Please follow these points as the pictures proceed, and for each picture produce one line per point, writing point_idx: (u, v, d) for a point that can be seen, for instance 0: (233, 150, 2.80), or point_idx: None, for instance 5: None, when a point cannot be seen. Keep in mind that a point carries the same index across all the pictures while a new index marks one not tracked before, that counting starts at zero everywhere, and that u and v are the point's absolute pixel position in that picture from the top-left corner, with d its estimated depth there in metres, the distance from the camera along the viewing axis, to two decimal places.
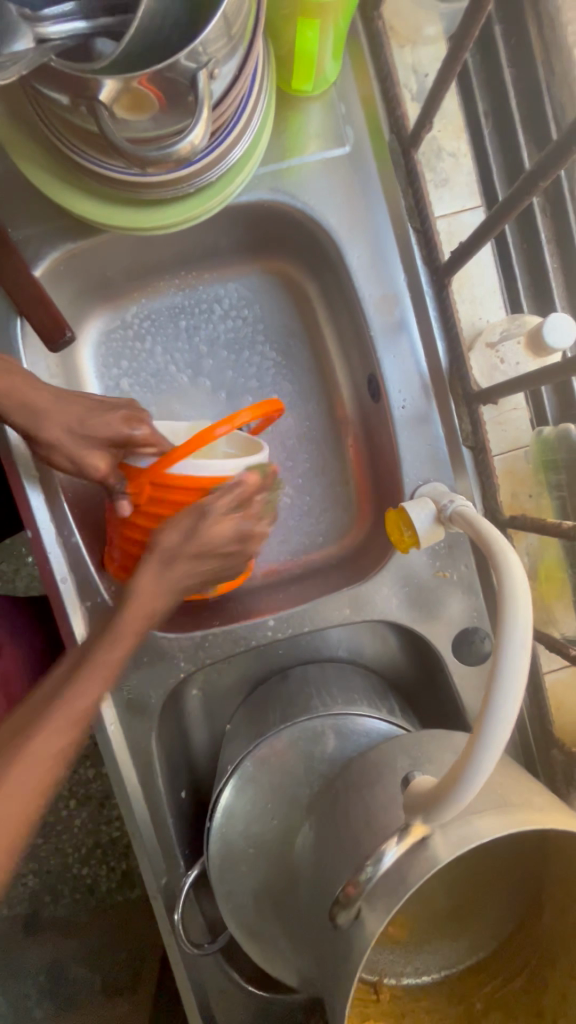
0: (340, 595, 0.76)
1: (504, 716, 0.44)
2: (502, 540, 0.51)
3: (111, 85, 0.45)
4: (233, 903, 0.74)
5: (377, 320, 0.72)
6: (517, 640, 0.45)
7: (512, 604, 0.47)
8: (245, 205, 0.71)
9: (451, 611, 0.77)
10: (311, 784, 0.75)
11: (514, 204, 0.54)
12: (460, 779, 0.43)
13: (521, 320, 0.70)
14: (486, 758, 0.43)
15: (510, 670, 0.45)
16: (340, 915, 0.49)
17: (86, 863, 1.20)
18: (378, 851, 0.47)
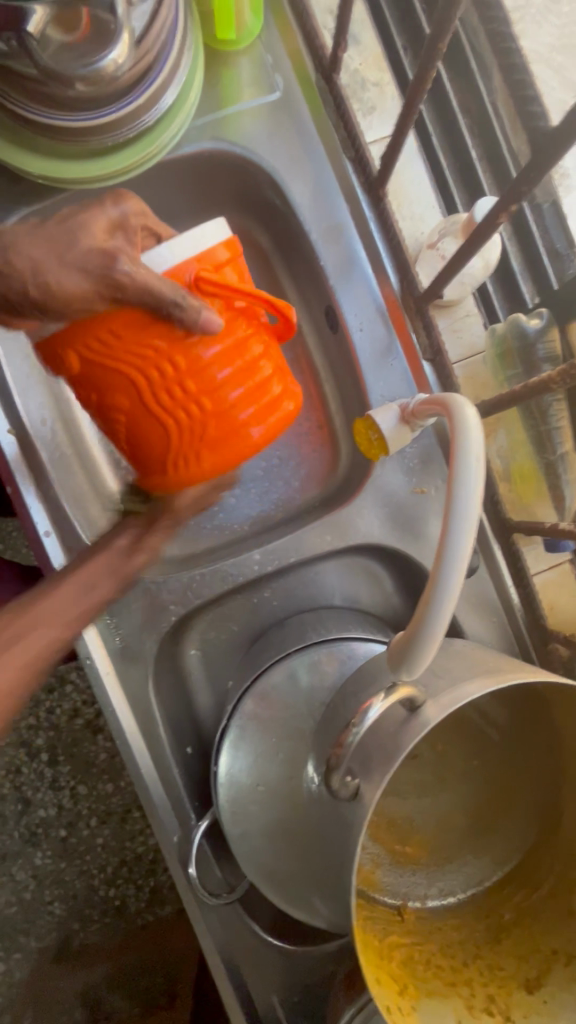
0: (322, 523, 0.77)
1: (463, 539, 0.46)
2: (451, 395, 0.53)
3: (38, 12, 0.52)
4: (247, 844, 0.72)
5: (326, 251, 0.75)
6: (470, 466, 0.47)
7: (462, 441, 0.48)
8: (188, 156, 0.74)
9: (434, 529, 0.77)
10: (313, 714, 0.73)
11: (423, 80, 0.57)
12: (432, 594, 0.45)
13: (456, 217, 0.72)
14: (451, 579, 0.45)
15: (462, 488, 0.46)
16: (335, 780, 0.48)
17: (113, 883, 1.16)
18: (362, 708, 0.46)
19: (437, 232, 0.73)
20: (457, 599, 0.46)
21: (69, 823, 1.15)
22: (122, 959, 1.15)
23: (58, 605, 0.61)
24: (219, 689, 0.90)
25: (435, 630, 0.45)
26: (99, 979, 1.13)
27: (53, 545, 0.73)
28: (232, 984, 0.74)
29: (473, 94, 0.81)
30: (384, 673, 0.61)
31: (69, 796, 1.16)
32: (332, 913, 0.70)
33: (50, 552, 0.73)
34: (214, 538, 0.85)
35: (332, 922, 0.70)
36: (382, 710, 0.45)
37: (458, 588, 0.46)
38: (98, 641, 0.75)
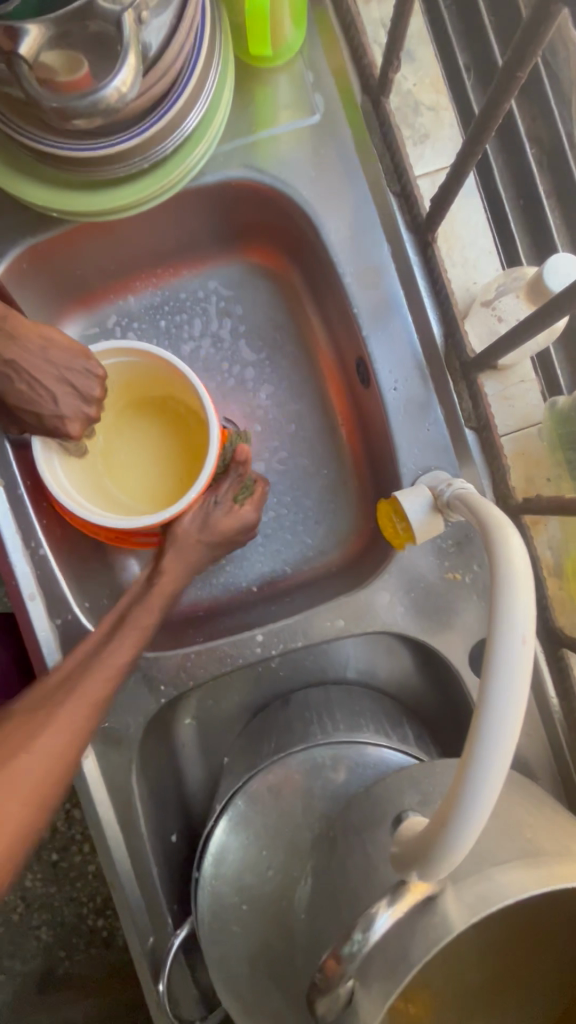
0: (337, 603, 0.68)
1: (507, 728, 0.34)
2: (502, 520, 0.42)
3: (33, 32, 0.43)
4: (225, 970, 0.63)
5: (361, 297, 0.65)
6: (516, 629, 0.36)
7: (511, 590, 0.37)
8: (214, 185, 0.66)
9: (467, 618, 0.67)
10: (311, 826, 0.64)
11: (493, 114, 0.47)
12: (460, 799, 0.34)
13: (518, 272, 0.62)
14: (488, 783, 0.34)
15: (509, 660, 0.35)
16: (319, 999, 0.38)
17: (102, 914, 1.09)
18: (367, 912, 0.37)
19: (493, 288, 0.64)
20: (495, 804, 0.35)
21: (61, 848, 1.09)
22: None
23: (103, 664, 0.57)
24: (214, 762, 0.83)
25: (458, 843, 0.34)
26: None
27: (37, 610, 0.66)
28: None
29: (544, 120, 0.71)
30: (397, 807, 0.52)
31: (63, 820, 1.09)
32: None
33: (32, 616, 0.66)
34: (220, 597, 0.79)
35: None
36: (392, 923, 0.36)
37: (497, 791, 0.34)
38: None
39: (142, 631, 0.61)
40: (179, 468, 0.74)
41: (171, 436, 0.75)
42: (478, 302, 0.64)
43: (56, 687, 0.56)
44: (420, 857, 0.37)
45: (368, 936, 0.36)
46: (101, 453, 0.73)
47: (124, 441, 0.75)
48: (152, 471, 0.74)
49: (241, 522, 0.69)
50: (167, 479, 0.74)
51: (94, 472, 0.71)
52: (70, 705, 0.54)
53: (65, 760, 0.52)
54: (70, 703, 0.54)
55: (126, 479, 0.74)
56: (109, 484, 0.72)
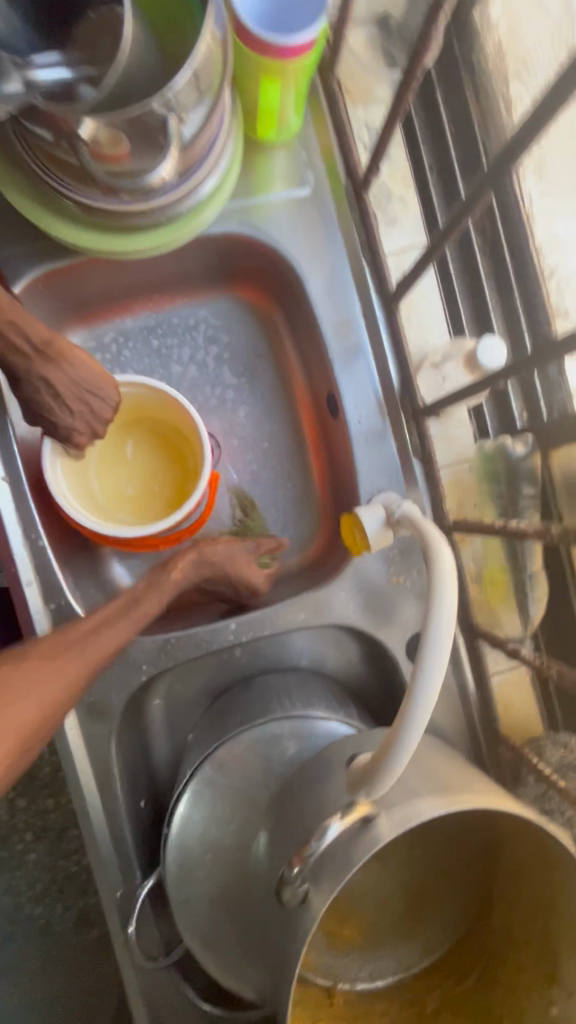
0: (299, 599, 0.80)
1: (433, 680, 0.48)
2: (437, 536, 0.56)
3: (91, 124, 0.51)
4: (188, 909, 0.74)
5: (334, 343, 0.78)
6: (444, 613, 0.49)
7: (439, 589, 0.51)
8: (214, 234, 0.77)
9: (405, 615, 0.81)
10: (269, 786, 0.75)
11: (451, 230, 0.61)
12: (398, 733, 0.47)
13: (459, 344, 0.77)
14: (417, 720, 0.47)
15: (435, 634, 0.49)
16: (285, 892, 0.50)
17: (41, 902, 1.12)
18: (322, 825, 0.49)
19: (441, 353, 0.79)
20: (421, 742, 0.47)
21: (3, 837, 1.11)
22: (43, 979, 1.12)
23: (117, 629, 0.64)
24: (178, 738, 0.92)
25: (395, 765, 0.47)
26: (18, 996, 1.12)
27: (34, 594, 0.74)
28: None
29: None
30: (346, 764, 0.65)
31: (7, 809, 1.12)
32: (262, 988, 0.72)
33: (29, 599, 0.74)
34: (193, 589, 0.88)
35: (262, 995, 0.72)
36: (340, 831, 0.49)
37: (423, 731, 0.47)
38: None
39: (149, 608, 0.68)
40: (165, 489, 0.83)
41: (162, 457, 0.84)
42: (428, 363, 0.79)
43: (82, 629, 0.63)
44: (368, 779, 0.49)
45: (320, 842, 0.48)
46: (97, 462, 0.82)
47: (119, 454, 0.84)
48: (140, 485, 0.83)
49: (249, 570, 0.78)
50: (153, 496, 0.83)
51: (89, 476, 0.81)
52: (98, 640, 0.62)
53: (53, 716, 0.55)
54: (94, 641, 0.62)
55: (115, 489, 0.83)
56: (100, 490, 0.82)
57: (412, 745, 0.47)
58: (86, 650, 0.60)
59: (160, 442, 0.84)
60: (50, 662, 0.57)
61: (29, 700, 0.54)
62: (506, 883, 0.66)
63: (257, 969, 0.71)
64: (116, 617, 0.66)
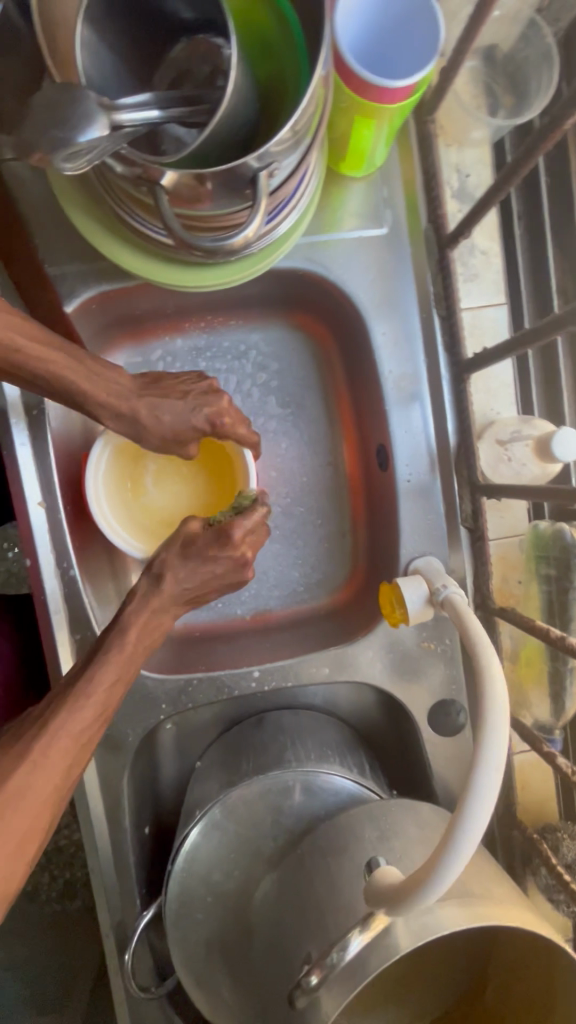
0: (324, 654, 0.78)
1: (473, 828, 0.46)
2: (489, 647, 0.53)
3: (173, 174, 0.46)
4: (184, 949, 0.74)
5: (392, 397, 0.75)
6: (491, 761, 0.47)
7: (495, 721, 0.49)
8: (280, 268, 0.73)
9: (431, 680, 0.79)
10: (275, 837, 0.75)
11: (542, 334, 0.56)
12: (434, 872, 0.45)
13: (532, 425, 0.72)
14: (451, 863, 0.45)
15: (485, 774, 0.47)
16: (298, 996, 0.49)
17: (29, 871, 1.10)
18: (344, 938, 0.49)
19: (509, 428, 0.74)
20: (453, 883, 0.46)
21: None
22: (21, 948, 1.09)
23: (105, 671, 0.58)
24: (186, 764, 0.92)
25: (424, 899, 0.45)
26: None
27: (60, 625, 0.73)
28: None
29: None
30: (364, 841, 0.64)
31: None
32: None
33: (55, 630, 0.73)
34: (215, 619, 0.86)
35: None
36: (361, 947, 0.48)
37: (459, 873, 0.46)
38: None
39: (146, 634, 0.63)
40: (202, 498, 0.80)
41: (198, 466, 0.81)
42: (493, 435, 0.74)
43: (44, 708, 0.55)
44: (397, 905, 0.47)
45: (343, 954, 0.49)
46: (133, 464, 0.79)
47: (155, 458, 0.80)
48: (177, 496, 0.80)
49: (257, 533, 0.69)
50: (190, 507, 0.80)
51: (125, 488, 0.78)
52: (74, 712, 0.54)
53: (63, 787, 0.51)
54: (60, 727, 0.52)
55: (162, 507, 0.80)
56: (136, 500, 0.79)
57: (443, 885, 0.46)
58: (55, 743, 0.51)
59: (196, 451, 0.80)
60: (36, 728, 0.52)
61: (35, 777, 0.49)
62: (505, 974, 0.63)
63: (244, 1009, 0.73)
64: (101, 657, 0.59)
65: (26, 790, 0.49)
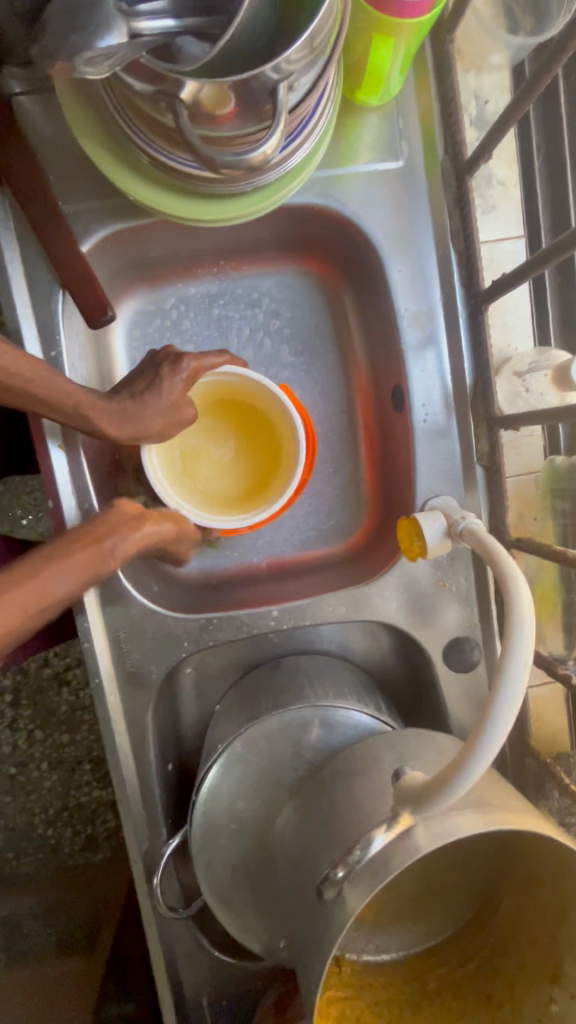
0: (340, 594, 0.80)
1: (504, 722, 0.48)
2: (511, 564, 0.55)
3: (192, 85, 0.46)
4: (211, 872, 0.78)
5: (408, 335, 0.74)
6: (521, 659, 0.49)
7: (518, 629, 0.50)
8: (294, 204, 0.73)
9: (447, 619, 0.81)
10: (295, 768, 0.78)
11: (558, 250, 0.57)
12: (460, 771, 0.48)
13: (550, 357, 0.74)
14: (483, 757, 0.48)
15: (510, 682, 0.49)
16: (326, 891, 0.53)
17: (52, 824, 1.14)
18: (368, 836, 0.52)
19: (527, 361, 0.76)
20: (476, 784, 0.48)
21: (21, 762, 1.11)
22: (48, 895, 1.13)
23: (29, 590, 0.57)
24: (205, 708, 0.95)
25: (457, 792, 0.47)
26: (24, 911, 1.12)
27: None
28: (168, 981, 0.81)
29: None
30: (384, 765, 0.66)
31: (24, 737, 1.11)
32: (266, 942, 0.78)
33: None
34: (233, 565, 0.88)
35: (266, 949, 0.78)
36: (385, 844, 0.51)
37: (482, 773, 0.48)
38: (108, 660, 0.78)
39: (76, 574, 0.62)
40: (256, 455, 0.83)
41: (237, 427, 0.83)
42: (511, 368, 0.76)
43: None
44: (421, 801, 0.50)
45: (367, 850, 0.51)
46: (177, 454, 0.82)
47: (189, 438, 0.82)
48: (227, 445, 0.83)
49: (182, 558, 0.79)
50: (246, 449, 0.83)
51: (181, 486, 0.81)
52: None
53: None
54: None
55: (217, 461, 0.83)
56: (197, 491, 0.82)
57: (465, 785, 0.48)
58: None
59: (226, 413, 0.83)
60: None
61: None
62: (521, 883, 0.66)
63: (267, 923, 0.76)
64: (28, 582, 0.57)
65: None
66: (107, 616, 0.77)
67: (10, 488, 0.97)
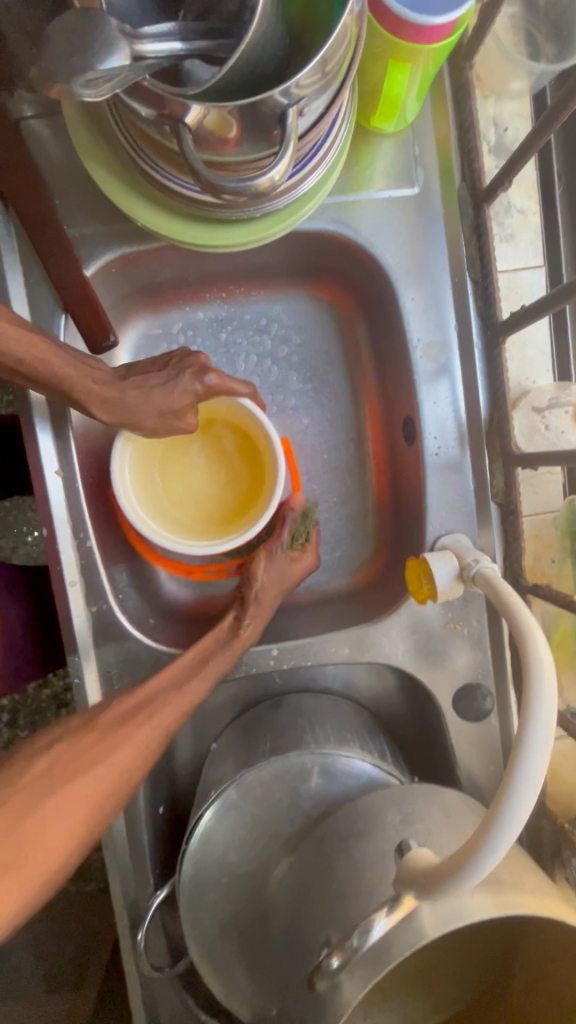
0: (344, 633, 0.75)
1: (520, 800, 0.43)
2: (529, 615, 0.51)
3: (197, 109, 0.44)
4: (198, 930, 0.73)
5: (421, 365, 0.71)
6: (539, 729, 0.44)
7: (536, 694, 0.46)
8: (306, 230, 0.71)
9: (458, 663, 0.76)
10: (292, 820, 0.73)
11: None
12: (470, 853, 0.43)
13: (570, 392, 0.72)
14: (498, 838, 0.43)
15: (527, 753, 0.44)
16: (318, 981, 0.47)
17: None
18: (367, 920, 0.46)
19: (546, 398, 0.72)
20: (488, 868, 0.43)
21: None
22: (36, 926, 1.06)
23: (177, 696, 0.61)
24: (201, 746, 0.90)
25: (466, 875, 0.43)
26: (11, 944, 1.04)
27: (76, 596, 0.72)
28: None
29: None
30: (387, 825, 0.61)
31: None
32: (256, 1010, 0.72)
33: (71, 601, 0.72)
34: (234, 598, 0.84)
35: None
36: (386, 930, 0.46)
37: (495, 856, 0.43)
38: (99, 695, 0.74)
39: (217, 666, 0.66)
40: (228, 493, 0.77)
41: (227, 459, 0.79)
42: (530, 402, 0.72)
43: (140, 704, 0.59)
44: (427, 882, 0.45)
45: (366, 937, 0.46)
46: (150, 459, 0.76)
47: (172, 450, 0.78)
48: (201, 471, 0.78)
49: (303, 567, 0.74)
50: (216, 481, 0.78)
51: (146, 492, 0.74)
52: (158, 717, 0.58)
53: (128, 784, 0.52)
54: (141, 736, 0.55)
55: (188, 486, 0.78)
56: (157, 504, 0.75)
57: (475, 868, 0.43)
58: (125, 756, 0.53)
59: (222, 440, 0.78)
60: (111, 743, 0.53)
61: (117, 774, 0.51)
62: (535, 965, 0.60)
63: (256, 989, 0.71)
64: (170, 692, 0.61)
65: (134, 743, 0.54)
66: (99, 650, 0.74)
67: (19, 507, 0.95)
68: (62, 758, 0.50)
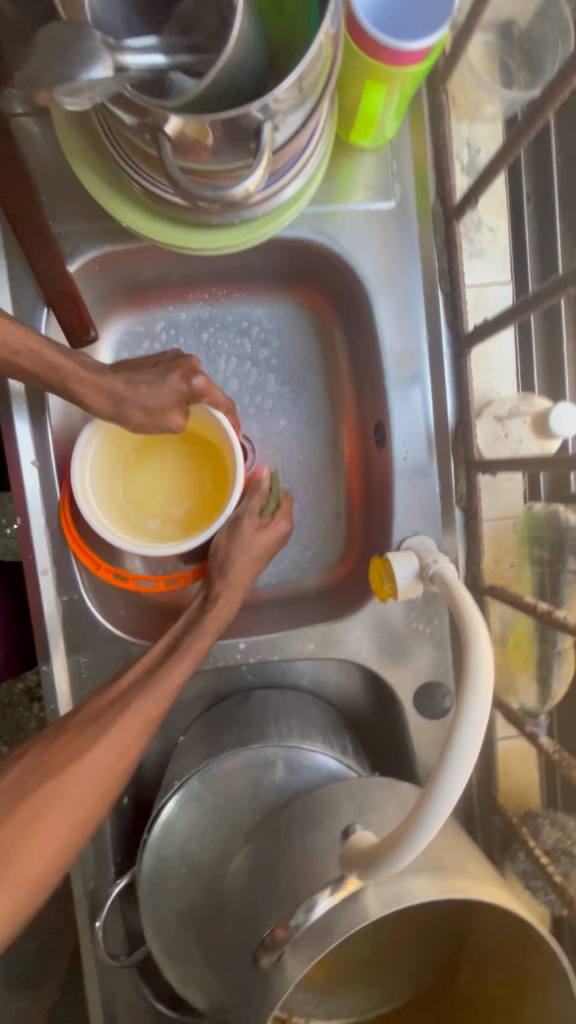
0: (311, 630, 0.77)
1: (456, 786, 0.45)
2: (476, 613, 0.53)
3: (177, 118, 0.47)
4: (156, 918, 0.74)
5: (392, 373, 0.74)
6: (475, 718, 0.47)
7: (475, 687, 0.48)
8: (286, 237, 0.73)
9: (420, 661, 0.78)
10: (253, 811, 0.74)
11: (544, 297, 0.56)
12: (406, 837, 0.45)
13: (529, 403, 0.72)
14: (434, 823, 0.45)
15: (464, 743, 0.46)
16: (263, 957, 0.50)
17: None
18: (311, 897, 0.49)
19: (507, 406, 0.73)
20: (422, 850, 0.45)
21: None
22: None
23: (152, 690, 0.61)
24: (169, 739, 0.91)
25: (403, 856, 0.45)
26: None
27: (47, 585, 0.74)
28: None
29: None
30: (342, 816, 0.63)
31: None
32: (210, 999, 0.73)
33: (42, 590, 0.74)
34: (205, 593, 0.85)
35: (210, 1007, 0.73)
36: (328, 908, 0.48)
37: (431, 838, 0.45)
38: (66, 685, 0.75)
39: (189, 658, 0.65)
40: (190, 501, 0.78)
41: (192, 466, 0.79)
42: (491, 412, 0.73)
43: (114, 696, 0.61)
44: (368, 863, 0.47)
45: (310, 914, 0.48)
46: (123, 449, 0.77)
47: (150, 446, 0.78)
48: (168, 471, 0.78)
49: (276, 533, 0.75)
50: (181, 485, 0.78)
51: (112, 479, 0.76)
52: (132, 710, 0.59)
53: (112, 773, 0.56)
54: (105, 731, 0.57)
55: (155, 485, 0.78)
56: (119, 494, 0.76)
57: (410, 850, 0.45)
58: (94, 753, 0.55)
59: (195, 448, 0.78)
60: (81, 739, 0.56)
61: (90, 771, 0.54)
62: (479, 953, 0.62)
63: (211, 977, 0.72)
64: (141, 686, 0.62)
65: (106, 740, 0.56)
66: (69, 639, 0.75)
67: None
68: (35, 757, 0.54)
